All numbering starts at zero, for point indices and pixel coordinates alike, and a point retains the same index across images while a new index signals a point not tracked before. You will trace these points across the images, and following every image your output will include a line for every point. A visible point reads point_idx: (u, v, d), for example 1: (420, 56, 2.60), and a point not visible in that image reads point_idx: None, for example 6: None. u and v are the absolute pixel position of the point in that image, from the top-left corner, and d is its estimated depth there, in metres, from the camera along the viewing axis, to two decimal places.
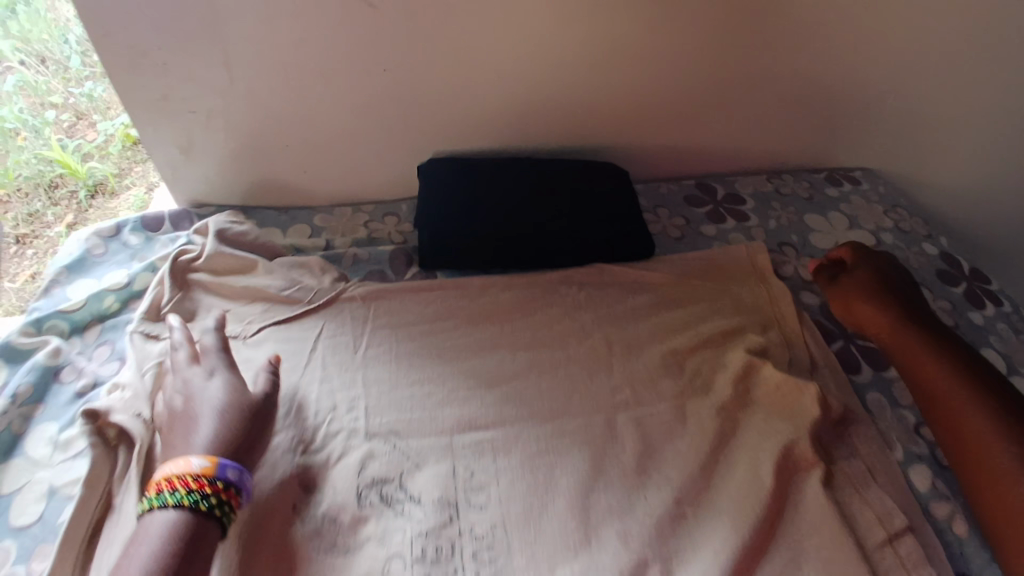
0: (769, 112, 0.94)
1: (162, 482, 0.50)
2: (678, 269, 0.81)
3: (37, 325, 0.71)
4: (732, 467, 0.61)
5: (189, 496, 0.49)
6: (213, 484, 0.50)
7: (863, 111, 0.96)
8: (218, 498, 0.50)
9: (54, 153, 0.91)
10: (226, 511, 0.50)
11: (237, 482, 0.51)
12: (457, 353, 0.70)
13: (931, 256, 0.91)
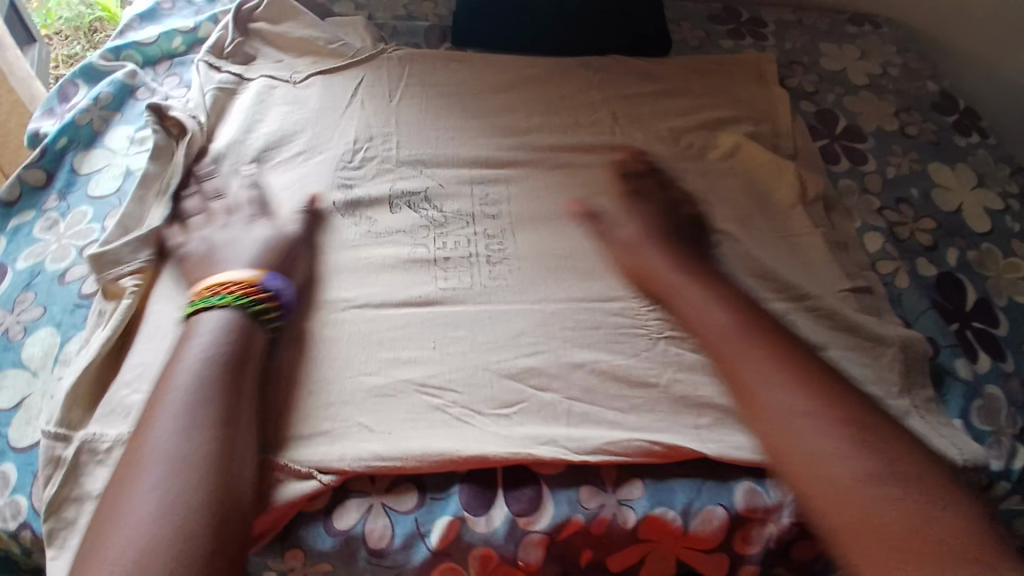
0: None
1: (227, 285, 0.57)
2: (687, 67, 0.88)
3: (115, 54, 0.82)
4: (699, 212, 0.72)
5: (227, 299, 0.56)
6: (264, 291, 0.57)
7: None
8: (262, 304, 0.57)
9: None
10: (268, 318, 0.56)
11: (275, 290, 0.58)
12: (479, 110, 0.79)
13: (929, 92, 0.94)
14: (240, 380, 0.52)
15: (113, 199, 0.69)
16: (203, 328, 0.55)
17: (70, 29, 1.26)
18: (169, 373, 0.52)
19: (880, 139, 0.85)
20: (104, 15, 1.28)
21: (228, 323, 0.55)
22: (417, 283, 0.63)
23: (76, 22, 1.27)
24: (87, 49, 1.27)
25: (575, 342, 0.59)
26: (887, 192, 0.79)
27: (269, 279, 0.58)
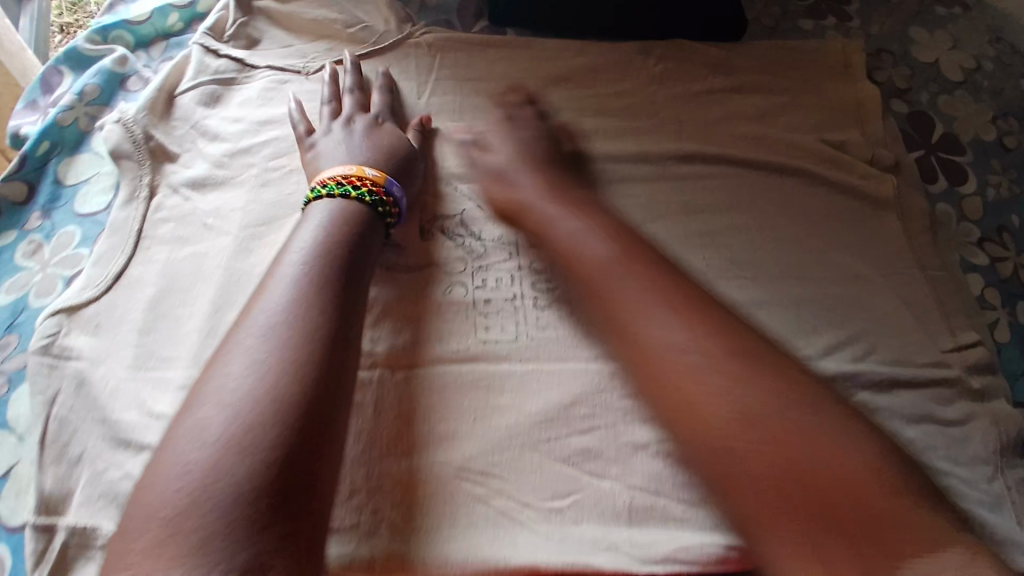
0: None
1: (330, 180, 0.54)
2: (760, 55, 0.76)
3: (103, 36, 0.71)
4: (778, 244, 0.62)
5: (353, 191, 0.53)
6: (378, 188, 0.55)
7: None
8: (379, 198, 0.54)
9: None
10: (386, 213, 0.55)
11: (391, 190, 0.56)
12: (519, 111, 0.68)
13: None
14: (342, 297, 0.46)
15: (104, 217, 0.61)
16: (313, 224, 0.50)
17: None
18: (275, 267, 0.47)
19: (979, 150, 0.74)
20: None
21: (336, 220, 0.51)
22: (463, 321, 0.55)
23: None
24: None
25: (634, 417, 0.51)
26: (989, 218, 0.69)
27: (391, 183, 0.56)
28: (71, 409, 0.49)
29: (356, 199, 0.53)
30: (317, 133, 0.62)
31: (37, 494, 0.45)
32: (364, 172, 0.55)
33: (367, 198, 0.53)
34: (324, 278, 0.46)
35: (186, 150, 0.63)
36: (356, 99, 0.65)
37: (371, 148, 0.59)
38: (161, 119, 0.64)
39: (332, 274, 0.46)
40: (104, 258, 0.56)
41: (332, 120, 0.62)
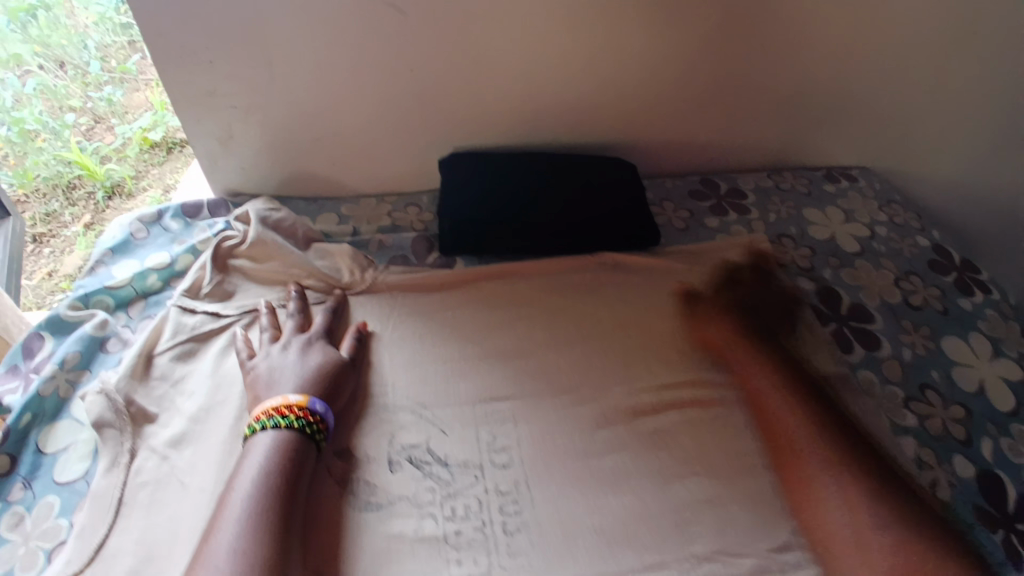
0: (761, 116, 1.01)
1: (271, 411, 0.61)
2: (678, 258, 0.88)
3: (85, 300, 0.79)
4: (719, 434, 0.67)
5: (294, 421, 0.61)
6: (312, 413, 0.62)
7: (848, 112, 1.03)
8: (313, 425, 0.61)
9: (74, 156, 1.32)
10: (320, 436, 0.62)
11: (324, 414, 0.63)
12: (474, 334, 0.77)
13: (925, 248, 0.95)
14: (288, 506, 0.56)
15: (84, 481, 0.63)
16: (260, 449, 0.59)
17: (49, 186, 1.32)
18: (227, 491, 0.56)
19: (889, 313, 0.83)
20: (84, 172, 1.33)
21: (278, 445, 0.59)
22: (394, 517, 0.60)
23: (55, 181, 1.32)
24: (66, 205, 1.32)
25: None
26: (911, 380, 0.75)
27: (317, 403, 0.63)
28: None
29: (287, 425, 0.60)
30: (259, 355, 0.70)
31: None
32: (291, 399, 0.62)
33: (296, 423, 0.60)
34: (271, 497, 0.55)
35: (165, 408, 0.67)
36: (298, 324, 0.74)
37: (305, 370, 0.67)
38: (143, 379, 0.69)
39: (279, 488, 0.56)
40: (84, 532, 0.57)
41: (273, 344, 0.71)
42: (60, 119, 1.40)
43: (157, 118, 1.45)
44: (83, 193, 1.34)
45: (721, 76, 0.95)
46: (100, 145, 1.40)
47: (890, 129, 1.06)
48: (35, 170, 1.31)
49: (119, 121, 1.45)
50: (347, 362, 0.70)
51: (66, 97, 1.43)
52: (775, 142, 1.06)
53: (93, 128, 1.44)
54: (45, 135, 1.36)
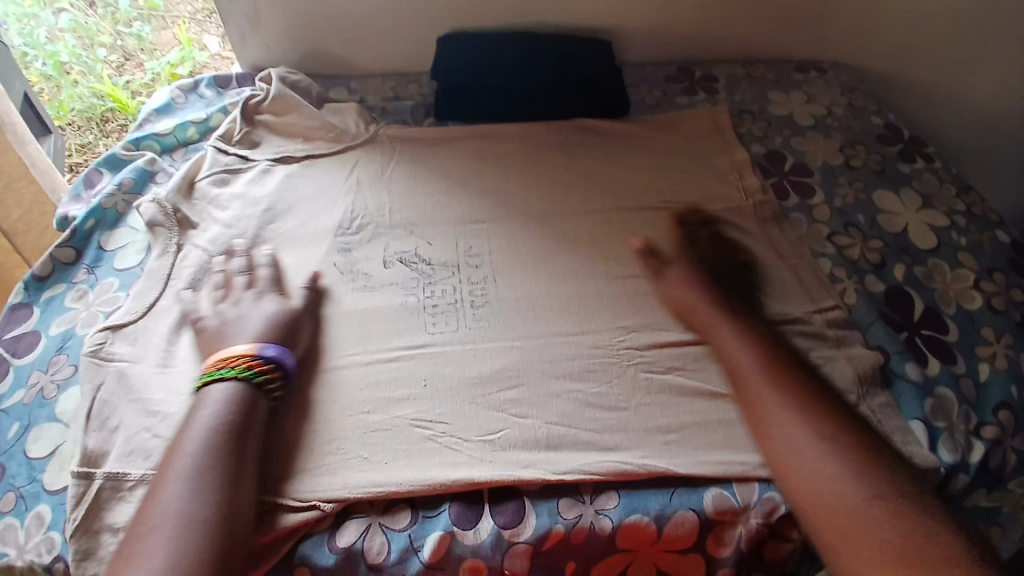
0: (733, 5, 1.10)
1: (215, 361, 0.62)
2: (645, 122, 0.98)
3: (136, 143, 0.94)
4: (660, 250, 0.79)
5: (242, 372, 0.61)
6: (262, 363, 0.62)
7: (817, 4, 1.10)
8: (266, 375, 0.61)
9: (107, 90, 1.47)
10: (273, 387, 0.62)
11: (280, 361, 0.63)
12: (459, 175, 0.89)
13: (876, 125, 1.04)
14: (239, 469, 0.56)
15: (136, 270, 0.79)
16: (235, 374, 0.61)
17: (82, 119, 1.48)
18: (178, 446, 0.56)
19: (830, 172, 0.93)
20: (116, 106, 1.48)
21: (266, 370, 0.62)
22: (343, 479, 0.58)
23: (88, 113, 1.48)
24: (101, 137, 1.47)
25: (549, 374, 0.65)
26: (836, 220, 0.86)
27: (279, 353, 0.63)
28: (112, 393, 0.64)
29: (247, 377, 0.61)
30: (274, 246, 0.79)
31: (81, 453, 0.60)
32: (242, 350, 0.63)
33: (244, 373, 0.61)
34: (221, 448, 0.56)
35: (204, 218, 0.82)
36: None
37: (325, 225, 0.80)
38: (187, 198, 0.84)
39: (230, 446, 0.56)
40: (139, 294, 0.73)
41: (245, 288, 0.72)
42: (94, 54, 1.56)
43: (184, 54, 1.56)
44: (115, 126, 1.48)
45: None
46: (131, 79, 1.54)
47: (859, 21, 1.13)
48: (70, 102, 1.48)
49: (149, 58, 1.58)
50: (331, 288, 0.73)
51: (97, 34, 1.59)
52: (748, 34, 1.15)
53: (123, 66, 1.57)
54: (79, 70, 1.53)
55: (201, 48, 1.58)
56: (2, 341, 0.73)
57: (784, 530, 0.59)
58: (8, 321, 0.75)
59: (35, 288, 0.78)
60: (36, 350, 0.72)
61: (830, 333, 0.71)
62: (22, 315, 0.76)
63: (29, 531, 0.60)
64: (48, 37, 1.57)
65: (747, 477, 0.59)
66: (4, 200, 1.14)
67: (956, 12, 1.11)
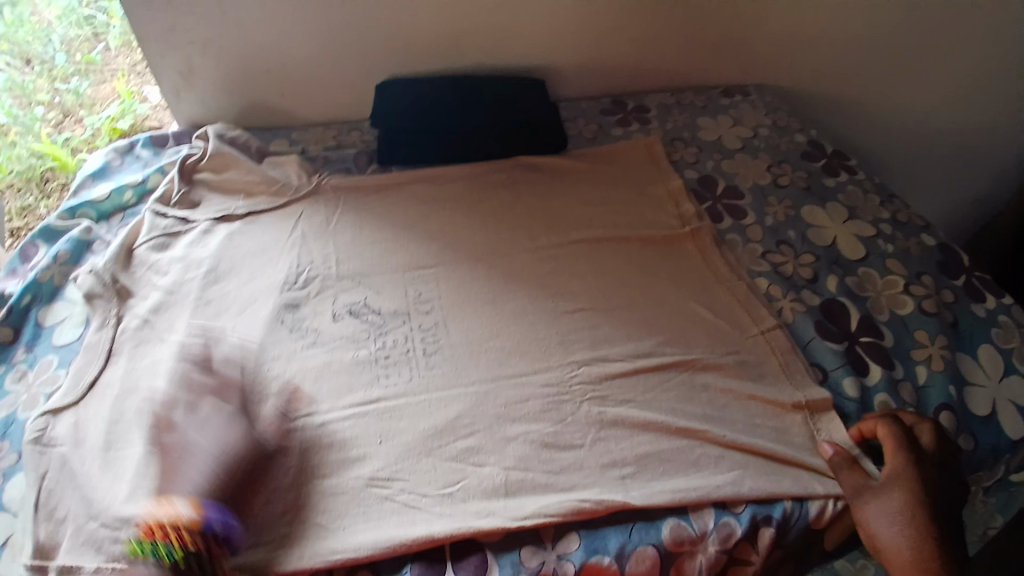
0: (659, 39, 1.15)
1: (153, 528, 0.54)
2: (584, 156, 1.01)
3: (71, 213, 0.92)
4: (606, 281, 0.81)
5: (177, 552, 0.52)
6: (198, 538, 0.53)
7: (736, 34, 1.17)
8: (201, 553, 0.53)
9: (47, 149, 1.34)
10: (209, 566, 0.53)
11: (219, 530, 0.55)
12: (404, 221, 0.90)
13: (800, 143, 1.10)
14: None
15: (77, 345, 0.76)
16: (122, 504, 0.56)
17: (21, 181, 1.35)
18: None
19: (761, 193, 0.98)
20: (57, 165, 1.36)
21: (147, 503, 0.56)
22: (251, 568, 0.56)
23: (27, 175, 1.35)
24: (40, 200, 1.34)
25: (504, 418, 0.66)
26: (770, 239, 0.90)
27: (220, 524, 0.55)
28: (57, 481, 0.62)
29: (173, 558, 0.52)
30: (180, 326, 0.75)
31: (31, 545, 0.58)
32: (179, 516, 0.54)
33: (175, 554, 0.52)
34: None
35: (143, 285, 0.80)
36: None
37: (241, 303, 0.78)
38: (126, 266, 0.82)
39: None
40: (79, 371, 0.71)
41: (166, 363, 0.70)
42: (30, 113, 1.41)
43: (126, 108, 1.45)
44: (56, 186, 1.37)
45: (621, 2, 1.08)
46: (71, 136, 1.41)
47: (778, 47, 1.19)
48: (9, 164, 1.35)
49: (88, 113, 1.45)
50: (276, 351, 0.72)
51: (33, 91, 1.42)
52: (676, 64, 1.20)
53: (61, 122, 1.44)
54: (15, 130, 1.37)
55: (143, 100, 1.48)
56: None
57: (742, 554, 0.61)
58: None
59: None
60: None
61: (773, 353, 0.74)
62: None
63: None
64: None
65: (702, 504, 0.61)
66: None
67: (863, 33, 1.18)
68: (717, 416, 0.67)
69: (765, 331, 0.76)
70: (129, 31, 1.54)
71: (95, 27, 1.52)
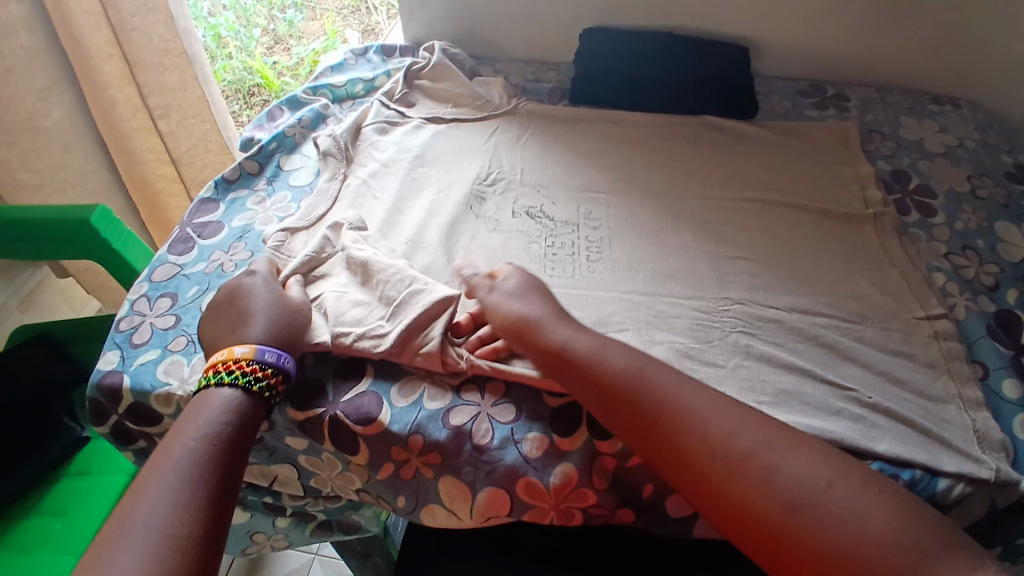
0: (870, 31, 1.12)
1: None
2: (771, 127, 1.03)
3: (314, 91, 1.10)
4: (771, 238, 0.83)
5: None
6: None
7: (957, 40, 1.10)
8: None
9: (261, 72, 1.89)
10: None
11: None
12: (586, 150, 0.98)
13: (1007, 164, 1.02)
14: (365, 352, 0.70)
15: (307, 188, 0.93)
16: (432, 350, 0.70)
17: (234, 88, 1.92)
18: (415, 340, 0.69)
19: (954, 199, 0.94)
20: (264, 84, 1.92)
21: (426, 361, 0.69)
22: (415, 395, 0.68)
23: (240, 85, 1.91)
24: (245, 108, 1.94)
25: (653, 327, 0.71)
26: (955, 240, 0.87)
27: None
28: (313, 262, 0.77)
29: None
30: (391, 194, 0.90)
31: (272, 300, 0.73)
32: None
33: None
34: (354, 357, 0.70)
35: (366, 157, 0.96)
36: None
37: (440, 187, 0.91)
38: (355, 139, 0.99)
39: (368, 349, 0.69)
40: (311, 207, 0.87)
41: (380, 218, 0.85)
42: (250, 33, 1.94)
43: (325, 46, 1.99)
44: (259, 99, 1.94)
45: None
46: (277, 62, 1.97)
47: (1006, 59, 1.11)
48: (227, 72, 1.89)
49: (293, 45, 2.01)
50: (463, 229, 0.84)
51: (253, 15, 1.95)
52: (885, 59, 1.16)
53: (273, 47, 2.00)
54: (235, 45, 1.90)
55: (343, 42, 2.02)
56: (192, 224, 0.88)
57: None
58: (198, 210, 0.90)
59: (222, 189, 0.93)
60: (219, 235, 0.86)
61: (938, 339, 0.73)
62: (210, 209, 0.90)
63: (193, 369, 0.71)
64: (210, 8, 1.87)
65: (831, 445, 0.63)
66: (176, 132, 1.39)
67: None
68: (864, 378, 0.68)
69: (930, 317, 0.75)
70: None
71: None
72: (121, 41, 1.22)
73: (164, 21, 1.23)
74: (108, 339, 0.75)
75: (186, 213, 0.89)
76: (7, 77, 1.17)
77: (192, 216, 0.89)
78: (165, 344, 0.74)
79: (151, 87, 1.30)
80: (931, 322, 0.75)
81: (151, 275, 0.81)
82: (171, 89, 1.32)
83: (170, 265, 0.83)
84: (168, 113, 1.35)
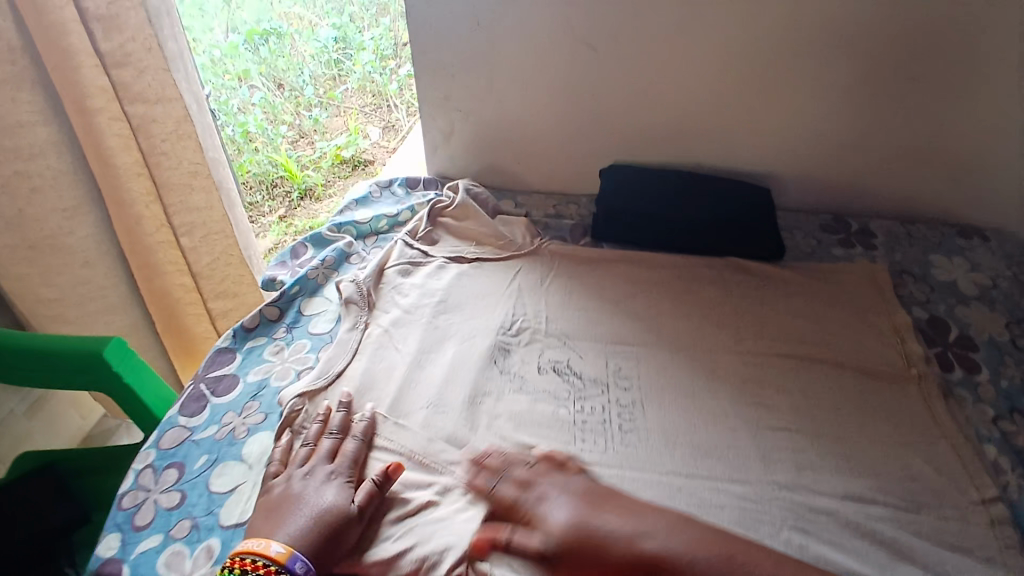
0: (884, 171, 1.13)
1: None
2: (796, 271, 1.01)
3: (338, 227, 1.10)
4: (810, 401, 0.79)
5: None
6: None
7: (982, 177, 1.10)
8: None
9: (286, 166, 1.89)
10: None
11: None
12: (611, 297, 0.96)
13: None
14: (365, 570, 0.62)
15: (326, 337, 0.91)
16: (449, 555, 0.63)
17: (256, 180, 1.90)
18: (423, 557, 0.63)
19: (996, 351, 0.89)
20: (288, 176, 1.91)
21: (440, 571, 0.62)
22: None
23: (263, 176, 1.90)
24: (268, 199, 1.91)
25: (693, 518, 0.66)
26: (1001, 400, 0.82)
27: None
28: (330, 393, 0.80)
29: None
30: (413, 345, 0.87)
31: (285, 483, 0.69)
32: None
33: None
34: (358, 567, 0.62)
35: (387, 302, 0.95)
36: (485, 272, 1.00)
37: (464, 336, 0.89)
38: (377, 282, 0.98)
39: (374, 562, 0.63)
40: (329, 361, 0.84)
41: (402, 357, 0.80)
42: (276, 129, 2.03)
43: (349, 141, 2.04)
44: (281, 191, 1.92)
45: (865, 127, 1.08)
46: (303, 155, 2.01)
47: None
48: (252, 166, 1.90)
49: (318, 140, 2.07)
50: (487, 389, 0.81)
51: (280, 112, 2.06)
52: (906, 192, 1.15)
53: (297, 141, 2.06)
54: (262, 139, 1.97)
55: (364, 137, 2.09)
56: (207, 378, 0.85)
57: None
58: (214, 362, 0.87)
59: (241, 337, 0.91)
60: (232, 392, 0.83)
61: (994, 527, 0.66)
62: (226, 359, 0.88)
63: (195, 563, 0.65)
64: (239, 108, 1.99)
65: None
66: (199, 247, 1.37)
67: None
68: None
69: (986, 501, 0.69)
70: (366, 79, 2.19)
71: (340, 71, 2.19)
72: (150, 164, 1.22)
73: (195, 148, 1.25)
74: (110, 518, 0.71)
75: (201, 366, 0.87)
76: (34, 197, 1.17)
77: (207, 368, 0.87)
78: (167, 529, 0.69)
79: (177, 207, 1.30)
80: (988, 507, 0.68)
81: (159, 440, 0.78)
82: (196, 208, 1.32)
83: (180, 428, 0.79)
84: (192, 230, 1.34)
